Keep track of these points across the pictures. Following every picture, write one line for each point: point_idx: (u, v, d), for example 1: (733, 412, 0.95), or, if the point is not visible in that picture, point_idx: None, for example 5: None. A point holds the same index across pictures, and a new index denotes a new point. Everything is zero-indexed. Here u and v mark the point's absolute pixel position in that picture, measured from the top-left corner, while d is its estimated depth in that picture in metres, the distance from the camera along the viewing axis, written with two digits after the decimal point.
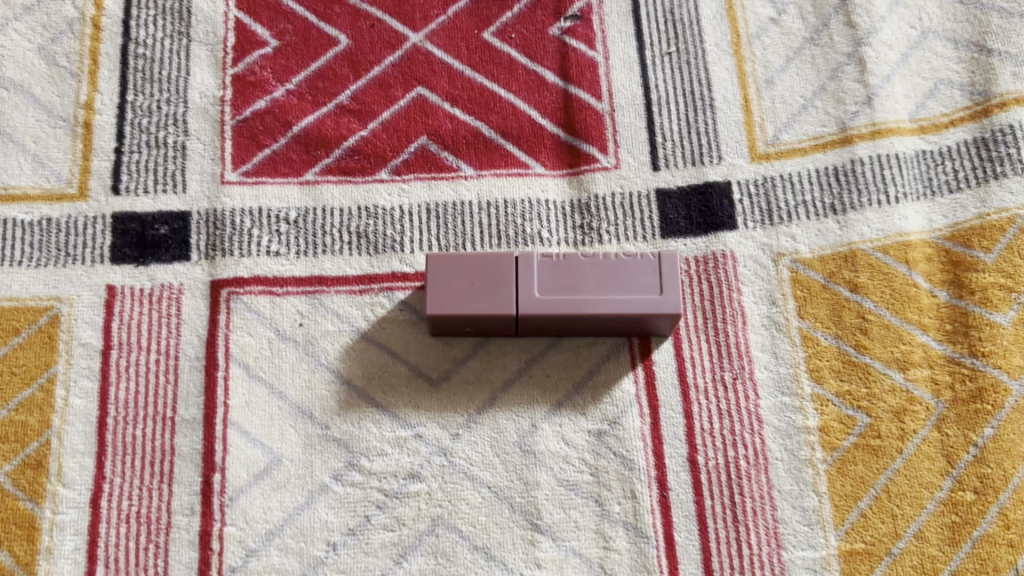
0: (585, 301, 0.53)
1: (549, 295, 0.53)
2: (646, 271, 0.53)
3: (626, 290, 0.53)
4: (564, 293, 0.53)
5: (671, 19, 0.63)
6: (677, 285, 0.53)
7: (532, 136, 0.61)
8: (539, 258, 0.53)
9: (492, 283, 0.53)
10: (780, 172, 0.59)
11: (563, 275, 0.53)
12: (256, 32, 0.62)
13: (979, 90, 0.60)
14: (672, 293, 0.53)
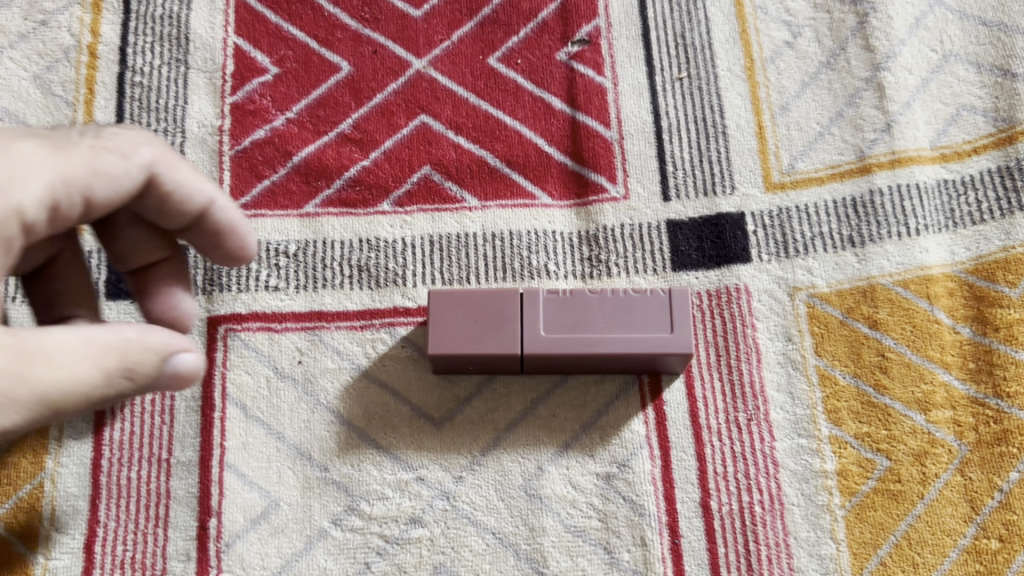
0: (592, 340, 0.51)
1: (555, 333, 0.51)
2: (656, 308, 0.51)
3: (635, 327, 0.51)
4: (571, 331, 0.51)
5: (681, 43, 0.61)
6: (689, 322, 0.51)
7: (539, 165, 0.59)
8: (545, 295, 0.51)
9: (496, 321, 0.51)
10: (796, 203, 0.57)
11: (570, 312, 0.51)
12: (255, 59, 0.61)
13: (1003, 116, 0.58)
14: (684, 331, 0.50)
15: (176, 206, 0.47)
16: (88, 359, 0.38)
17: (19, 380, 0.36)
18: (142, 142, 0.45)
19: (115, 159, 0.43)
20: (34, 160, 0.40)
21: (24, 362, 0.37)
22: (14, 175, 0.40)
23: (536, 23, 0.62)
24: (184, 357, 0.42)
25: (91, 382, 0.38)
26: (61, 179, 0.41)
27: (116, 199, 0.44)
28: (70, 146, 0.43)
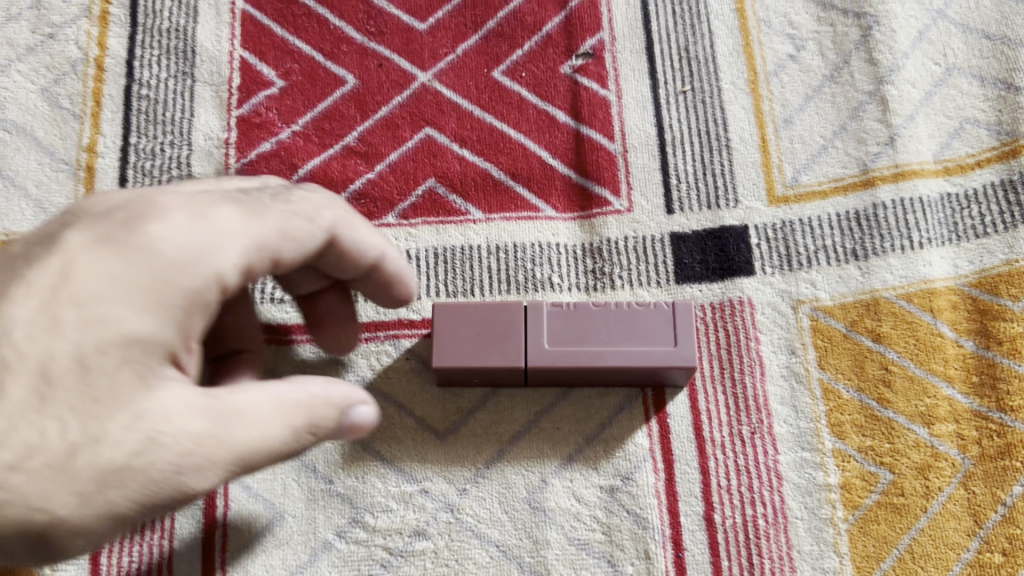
0: (596, 352, 0.51)
1: (559, 346, 0.51)
2: (659, 321, 0.51)
3: (638, 340, 0.51)
4: (575, 344, 0.51)
5: (685, 56, 0.61)
6: (693, 335, 0.51)
7: (543, 178, 0.59)
8: (549, 307, 0.51)
9: (500, 332, 0.51)
10: (799, 216, 0.57)
11: (573, 326, 0.51)
12: (261, 72, 0.61)
13: (1006, 130, 0.58)
14: (687, 345, 0.50)
15: (353, 263, 0.48)
16: (279, 421, 0.40)
17: (220, 442, 0.38)
18: (323, 205, 0.46)
19: (304, 223, 0.44)
20: (234, 225, 0.41)
21: (231, 427, 0.39)
22: (216, 239, 0.40)
23: (541, 36, 0.62)
24: (359, 410, 0.45)
25: (282, 440, 0.40)
26: (259, 245, 0.42)
27: (301, 258, 0.45)
28: (263, 209, 0.43)
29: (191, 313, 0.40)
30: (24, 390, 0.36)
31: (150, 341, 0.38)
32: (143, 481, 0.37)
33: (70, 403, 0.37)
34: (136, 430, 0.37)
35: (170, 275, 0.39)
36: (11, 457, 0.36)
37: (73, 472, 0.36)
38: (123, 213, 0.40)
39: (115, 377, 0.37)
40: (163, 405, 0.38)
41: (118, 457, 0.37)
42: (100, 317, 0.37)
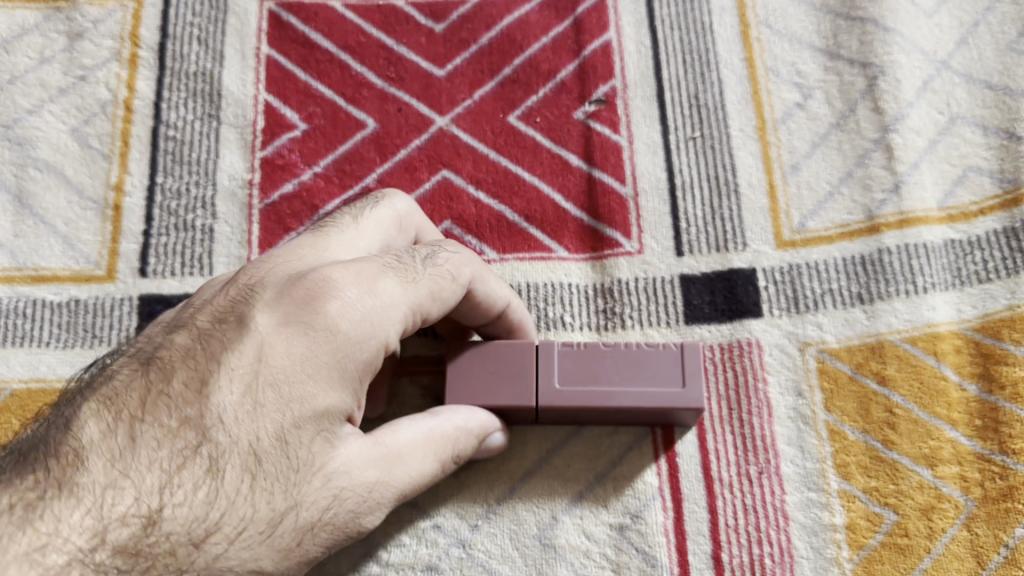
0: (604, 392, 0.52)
1: (568, 385, 0.52)
2: (668, 362, 0.52)
3: (648, 380, 0.52)
4: (585, 383, 0.52)
5: (695, 104, 0.63)
6: (700, 376, 0.52)
7: (556, 220, 0.61)
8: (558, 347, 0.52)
9: (510, 371, 0.52)
10: (806, 260, 0.58)
11: (583, 365, 0.52)
12: (285, 115, 0.63)
13: (1009, 178, 0.59)
14: (695, 386, 0.51)
15: (482, 316, 0.52)
16: (430, 453, 0.47)
17: (387, 486, 0.45)
18: (462, 259, 0.50)
19: (449, 280, 0.49)
20: (398, 297, 0.46)
21: (397, 470, 0.45)
22: (385, 312, 0.45)
23: (555, 83, 0.64)
24: (495, 437, 0.52)
25: (432, 474, 0.47)
26: (416, 311, 0.47)
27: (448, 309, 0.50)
28: (417, 272, 0.48)
29: (363, 379, 0.45)
30: (237, 469, 0.41)
31: (334, 410, 0.44)
32: (338, 528, 0.44)
33: (274, 474, 0.42)
34: (327, 487, 0.43)
35: (346, 349, 0.44)
36: (232, 531, 0.41)
37: (280, 532, 0.42)
38: (303, 294, 0.44)
39: (311, 447, 0.43)
40: (346, 463, 0.43)
41: (314, 513, 0.42)
42: (293, 393, 0.43)
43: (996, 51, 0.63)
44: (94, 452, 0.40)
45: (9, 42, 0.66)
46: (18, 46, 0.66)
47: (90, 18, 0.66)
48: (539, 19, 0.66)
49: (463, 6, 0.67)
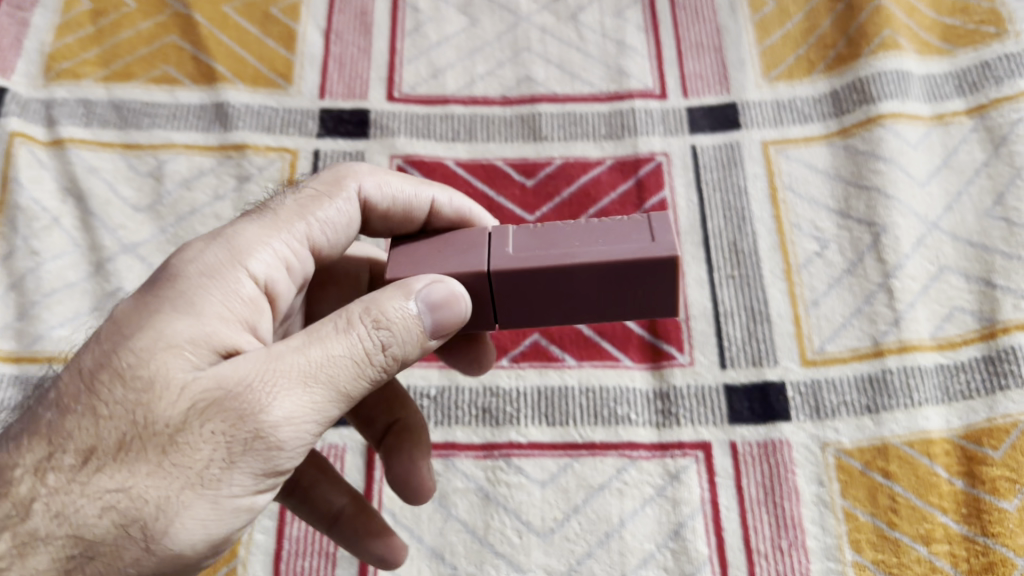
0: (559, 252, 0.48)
1: (524, 251, 0.49)
2: (634, 228, 0.48)
3: (612, 241, 0.48)
4: (542, 249, 0.48)
5: (734, 249, 0.80)
6: (670, 233, 0.47)
7: (623, 336, 0.76)
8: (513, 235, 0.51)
9: (458, 249, 0.51)
10: (825, 377, 0.73)
11: (539, 237, 0.49)
12: None
13: (987, 316, 0.74)
14: (665, 238, 0.47)
15: (403, 218, 0.60)
16: (315, 344, 0.45)
17: (257, 384, 0.44)
18: (339, 179, 0.60)
19: (326, 203, 0.58)
20: (252, 232, 0.54)
21: (271, 364, 0.45)
22: (233, 251, 0.52)
23: None
24: (432, 295, 0.47)
25: (309, 392, 0.45)
26: (280, 245, 0.54)
27: (334, 232, 0.58)
28: (278, 218, 0.55)
29: (228, 294, 0.50)
30: (78, 407, 0.46)
31: (183, 327, 0.47)
32: (217, 441, 0.44)
33: (126, 397, 0.45)
34: (186, 398, 0.44)
35: (187, 276, 0.50)
36: (84, 461, 0.45)
37: (140, 451, 0.44)
38: (160, 266, 0.51)
39: (163, 362, 0.45)
40: (207, 374, 0.45)
41: (172, 426, 0.44)
42: (137, 324, 0.47)
43: (976, 216, 0.79)
44: None
45: (190, 182, 0.84)
46: (197, 185, 0.83)
47: (256, 166, 0.84)
48: (609, 178, 0.84)
49: (548, 167, 0.85)
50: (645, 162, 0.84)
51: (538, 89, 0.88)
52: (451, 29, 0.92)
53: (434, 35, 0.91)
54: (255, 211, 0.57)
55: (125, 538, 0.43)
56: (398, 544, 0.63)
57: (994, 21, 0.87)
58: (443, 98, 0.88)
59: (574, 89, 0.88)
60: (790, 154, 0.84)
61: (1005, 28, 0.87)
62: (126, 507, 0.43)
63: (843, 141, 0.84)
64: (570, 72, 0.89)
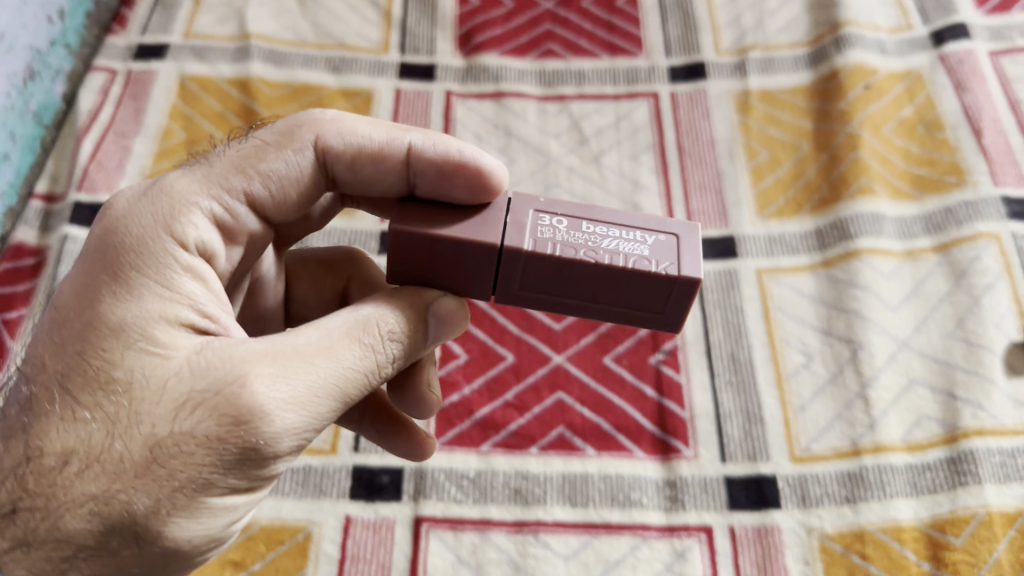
0: (583, 299, 0.59)
1: (539, 285, 0.58)
2: (650, 296, 0.57)
3: (626, 302, 0.58)
4: (560, 293, 0.59)
5: (733, 359, 0.93)
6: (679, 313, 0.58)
7: (637, 431, 0.89)
8: (530, 245, 0.56)
9: (455, 256, 0.58)
10: (811, 471, 0.85)
11: (558, 280, 0.58)
12: (454, 349, 0.94)
13: (950, 423, 0.86)
14: (672, 316, 0.58)
15: (377, 158, 0.65)
16: (320, 358, 0.55)
17: (236, 394, 0.53)
18: (294, 130, 0.65)
19: (273, 154, 0.64)
20: (184, 195, 0.61)
21: (281, 376, 0.54)
22: (165, 232, 0.59)
23: (636, 338, 0.95)
24: (442, 309, 0.60)
25: (294, 410, 0.54)
26: (206, 200, 0.62)
27: (293, 175, 0.65)
28: (205, 181, 0.63)
29: (165, 272, 0.58)
30: (62, 411, 0.56)
31: (142, 320, 0.56)
32: (209, 446, 0.53)
33: (104, 401, 0.55)
34: (166, 406, 0.53)
35: (128, 263, 0.58)
36: (71, 464, 0.54)
37: (127, 458, 0.53)
38: (100, 252, 0.59)
39: (133, 363, 0.55)
40: (183, 381, 0.54)
41: (155, 432, 0.53)
42: (91, 321, 0.56)
43: (941, 337, 0.92)
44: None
45: None
46: None
47: None
48: None
49: None
50: None
51: None
52: None
53: None
54: (179, 172, 0.64)
55: (114, 537, 0.53)
56: (422, 443, 0.78)
57: (956, 173, 1.03)
58: None
59: None
60: (780, 279, 0.98)
61: (965, 178, 1.02)
62: (117, 511, 0.53)
63: (826, 270, 0.98)
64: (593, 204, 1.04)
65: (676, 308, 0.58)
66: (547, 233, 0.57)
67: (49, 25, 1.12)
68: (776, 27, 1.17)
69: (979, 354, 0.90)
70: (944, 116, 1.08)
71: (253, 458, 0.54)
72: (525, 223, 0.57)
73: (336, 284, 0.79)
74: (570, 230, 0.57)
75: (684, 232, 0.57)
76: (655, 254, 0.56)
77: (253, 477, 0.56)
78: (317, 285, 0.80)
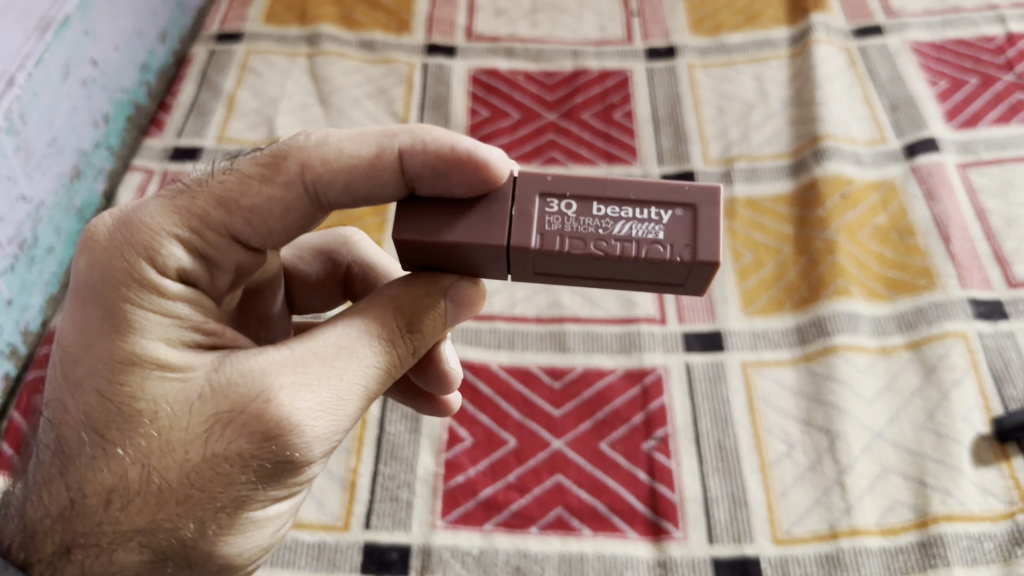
0: (604, 277, 0.66)
1: (552, 267, 0.65)
2: (668, 272, 0.63)
3: (647, 277, 0.64)
4: (578, 273, 0.65)
5: (720, 447, 1.00)
6: (698, 282, 0.64)
7: (631, 514, 0.95)
8: (538, 242, 0.63)
9: (466, 254, 0.65)
10: (792, 554, 0.91)
11: (571, 265, 0.64)
12: (460, 433, 1.01)
13: (920, 509, 0.93)
14: (692, 285, 0.65)
15: (374, 175, 0.66)
16: (337, 362, 0.63)
17: (261, 413, 0.61)
18: (280, 162, 0.66)
19: (257, 188, 0.66)
20: (158, 224, 0.65)
21: (304, 385, 0.62)
22: (150, 265, 0.64)
23: (630, 425, 1.02)
24: (463, 292, 0.68)
25: (319, 420, 0.62)
26: (177, 225, 0.66)
27: (288, 195, 0.66)
28: (174, 208, 0.66)
29: (161, 302, 0.65)
30: (95, 450, 0.63)
31: (154, 351, 0.63)
32: (245, 463, 0.61)
33: (132, 436, 0.62)
34: (195, 433, 0.61)
35: (128, 301, 0.64)
36: (113, 499, 0.62)
37: (167, 488, 0.61)
38: (102, 295, 0.64)
39: (154, 396, 0.62)
40: (205, 409, 0.62)
41: (189, 458, 0.61)
42: (108, 361, 0.63)
43: (913, 428, 0.99)
44: (30, 482, 0.68)
45: None
46: None
47: None
48: (620, 384, 1.05)
49: (572, 372, 1.06)
50: (649, 373, 1.06)
51: (565, 311, 1.11)
52: None
53: None
54: (145, 199, 0.67)
55: (169, 561, 0.62)
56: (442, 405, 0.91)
57: (926, 276, 1.11)
58: (490, 315, 1.11)
59: (593, 312, 1.11)
60: (764, 372, 1.05)
61: (935, 281, 1.10)
62: (167, 538, 0.62)
63: (806, 365, 1.05)
64: (591, 299, 1.13)
65: (695, 281, 0.64)
66: (555, 224, 0.64)
67: (94, 129, 1.23)
68: (760, 139, 1.28)
69: (948, 445, 0.97)
70: (916, 224, 1.17)
71: (286, 467, 0.63)
72: (533, 214, 0.64)
73: (337, 275, 0.91)
74: (579, 217, 0.64)
75: (700, 203, 0.63)
76: (669, 234, 0.62)
77: (289, 479, 0.65)
78: (317, 276, 0.91)
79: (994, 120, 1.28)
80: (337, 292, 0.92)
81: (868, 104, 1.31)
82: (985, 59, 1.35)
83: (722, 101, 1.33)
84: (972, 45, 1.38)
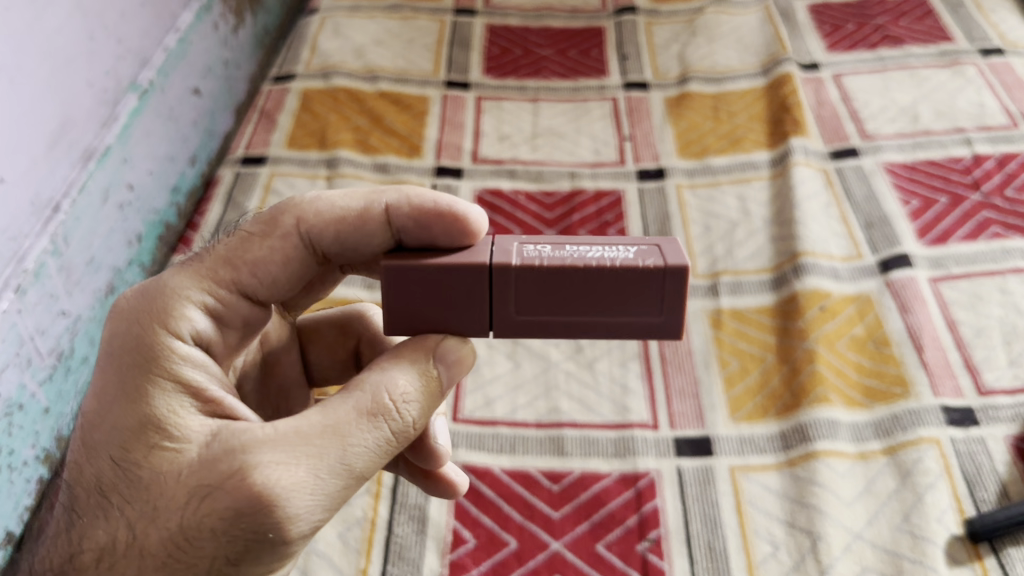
0: (584, 312, 0.72)
1: (533, 302, 0.71)
2: (642, 292, 0.70)
3: (625, 307, 0.71)
4: (558, 306, 0.71)
5: (709, 547, 1.06)
6: (673, 310, 0.71)
7: None
8: (518, 262, 0.70)
9: (449, 284, 0.71)
10: None
11: (551, 291, 0.71)
12: (464, 535, 1.08)
13: None
14: (668, 316, 0.71)
15: (358, 224, 0.80)
16: (319, 443, 0.69)
17: (237, 491, 0.67)
18: (277, 220, 0.81)
19: (257, 244, 0.81)
20: (176, 295, 0.78)
21: (283, 465, 0.67)
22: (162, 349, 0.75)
23: (625, 527, 1.08)
24: (450, 352, 0.74)
25: (297, 500, 0.67)
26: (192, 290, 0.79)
27: (287, 243, 0.81)
28: (192, 273, 0.80)
29: (167, 378, 0.74)
30: (101, 510, 0.72)
31: (157, 422, 0.72)
32: (219, 535, 0.68)
33: (133, 500, 0.71)
34: (180, 503, 0.69)
35: (140, 375, 0.74)
36: (109, 554, 0.71)
37: (153, 549, 0.69)
38: (120, 369, 0.74)
39: (152, 464, 0.70)
40: (192, 479, 0.69)
41: (174, 524, 0.69)
42: (115, 429, 0.72)
43: (890, 528, 1.05)
44: (55, 533, 0.78)
45: None
46: None
47: None
48: (615, 487, 1.12)
49: (570, 475, 1.13)
50: (642, 477, 1.13)
51: (563, 417, 1.19)
52: (500, 369, 1.25)
53: (488, 372, 1.24)
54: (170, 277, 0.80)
55: None
56: (448, 486, 0.99)
57: (901, 385, 1.19)
58: (493, 421, 1.19)
59: (591, 418, 1.19)
60: (750, 477, 1.12)
61: (909, 389, 1.18)
62: None
63: (789, 469, 1.12)
64: (588, 405, 1.20)
65: (671, 308, 0.71)
66: (534, 252, 0.71)
67: (128, 247, 1.33)
68: (744, 255, 1.37)
69: (923, 545, 1.03)
70: (890, 335, 1.25)
71: (261, 542, 0.68)
72: (511, 248, 0.72)
73: (348, 344, 1.00)
74: (555, 248, 0.72)
75: (662, 241, 0.72)
76: (640, 255, 0.70)
77: (270, 554, 0.70)
78: (332, 343, 1.00)
79: (963, 236, 1.37)
80: (350, 363, 1.01)
81: (844, 222, 1.41)
82: (954, 179, 1.46)
83: (708, 218, 1.43)
84: (942, 165, 1.49)
